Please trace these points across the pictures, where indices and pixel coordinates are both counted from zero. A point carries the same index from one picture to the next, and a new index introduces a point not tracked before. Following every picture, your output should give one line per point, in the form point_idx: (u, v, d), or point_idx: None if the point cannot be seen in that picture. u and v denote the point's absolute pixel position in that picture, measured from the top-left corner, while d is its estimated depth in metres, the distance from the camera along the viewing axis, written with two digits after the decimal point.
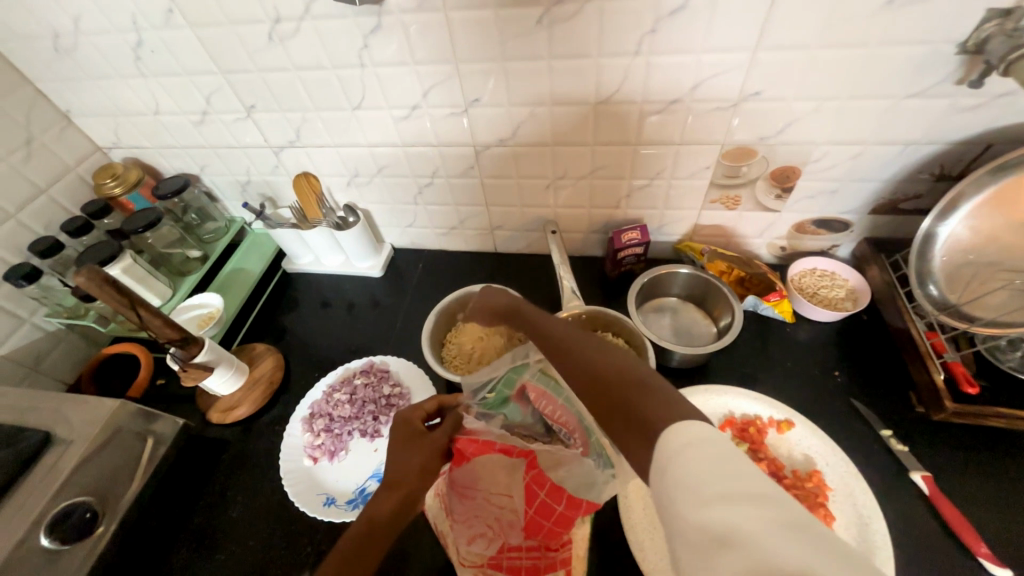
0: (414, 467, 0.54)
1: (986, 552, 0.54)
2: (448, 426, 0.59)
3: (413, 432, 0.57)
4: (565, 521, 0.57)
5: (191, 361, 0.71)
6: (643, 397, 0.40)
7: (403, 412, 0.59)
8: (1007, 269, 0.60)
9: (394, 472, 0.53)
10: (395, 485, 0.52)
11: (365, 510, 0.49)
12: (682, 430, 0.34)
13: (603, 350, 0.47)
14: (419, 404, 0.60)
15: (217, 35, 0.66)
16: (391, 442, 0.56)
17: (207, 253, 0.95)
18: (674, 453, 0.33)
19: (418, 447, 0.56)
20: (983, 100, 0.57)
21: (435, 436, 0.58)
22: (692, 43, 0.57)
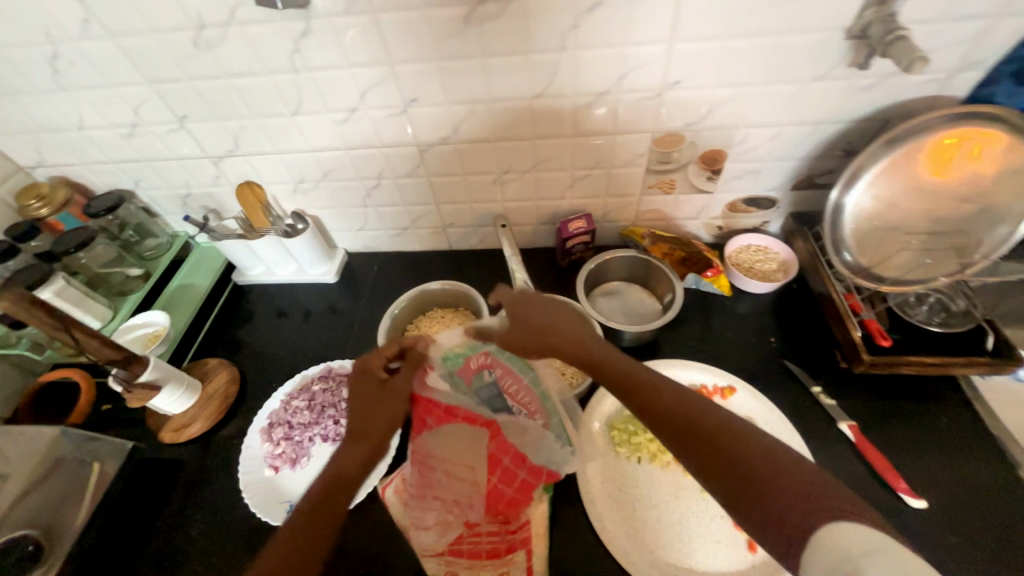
0: (381, 418, 0.58)
1: (903, 486, 0.61)
2: (409, 368, 0.61)
3: (377, 383, 0.60)
4: (526, 488, 0.62)
5: (135, 382, 0.68)
6: (785, 481, 0.41)
7: (362, 360, 0.61)
8: (905, 232, 0.68)
9: (361, 426, 0.57)
10: (362, 436, 0.56)
11: (334, 463, 0.53)
12: (850, 533, 0.37)
13: (709, 409, 0.48)
14: (380, 351, 0.61)
15: (139, 43, 0.64)
16: (359, 395, 0.59)
17: (149, 271, 0.92)
18: (853, 560, 0.35)
19: (383, 396, 0.59)
20: (874, 80, 0.62)
21: (397, 382, 0.60)
22: (613, 37, 0.60)
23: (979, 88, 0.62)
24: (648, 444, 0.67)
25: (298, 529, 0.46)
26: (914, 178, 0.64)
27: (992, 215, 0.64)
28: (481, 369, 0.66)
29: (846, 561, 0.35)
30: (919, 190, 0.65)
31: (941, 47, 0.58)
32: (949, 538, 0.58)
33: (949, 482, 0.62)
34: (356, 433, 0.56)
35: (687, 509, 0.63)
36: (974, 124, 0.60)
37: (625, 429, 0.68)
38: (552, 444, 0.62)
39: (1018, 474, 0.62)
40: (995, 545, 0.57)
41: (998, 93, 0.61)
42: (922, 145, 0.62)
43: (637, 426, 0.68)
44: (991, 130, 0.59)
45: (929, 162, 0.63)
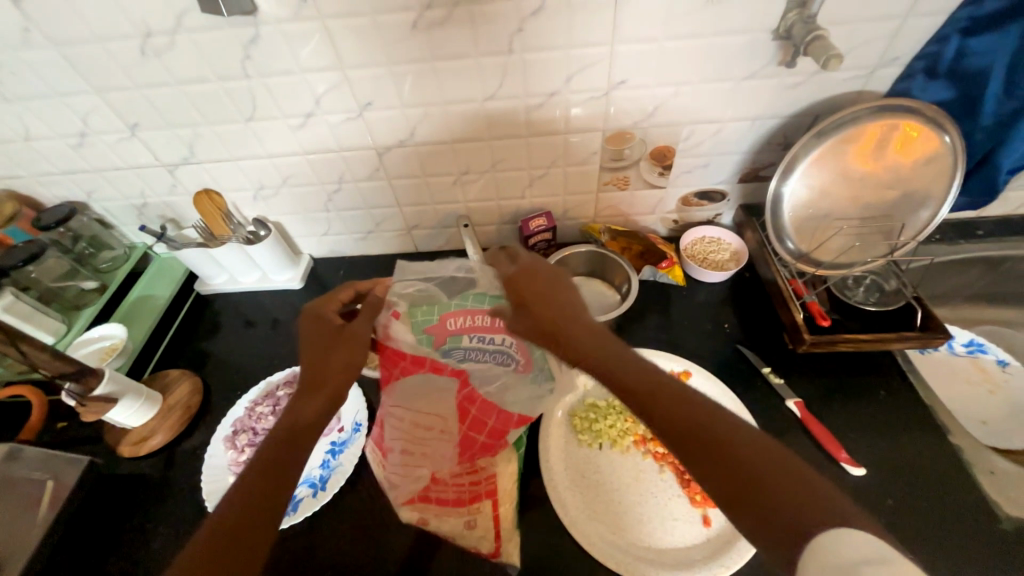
0: (337, 364, 0.56)
1: (845, 456, 0.65)
2: (366, 311, 0.60)
3: (332, 328, 0.58)
4: (498, 433, 0.61)
5: (90, 395, 0.67)
6: (789, 488, 0.37)
7: (315, 307, 0.61)
8: (838, 218, 0.74)
9: (317, 373, 0.56)
10: (318, 385, 0.55)
11: (289, 415, 0.52)
12: (850, 543, 0.33)
13: (708, 407, 0.44)
14: (336, 298, 0.62)
15: (83, 52, 0.64)
16: (319, 340, 0.58)
17: (105, 284, 0.91)
18: (855, 567, 0.31)
19: (340, 342, 0.57)
20: (803, 77, 0.67)
21: (354, 325, 0.59)
22: (557, 40, 0.63)
23: (898, 82, 0.67)
24: (609, 429, 0.69)
25: (252, 479, 0.46)
26: (843, 167, 0.70)
27: (914, 199, 0.71)
28: (458, 327, 0.60)
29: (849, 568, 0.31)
30: (848, 178, 0.71)
31: (860, 45, 0.63)
32: (885, 501, 0.63)
33: (885, 451, 0.67)
34: (313, 384, 0.55)
35: (647, 490, 0.65)
36: (896, 116, 0.65)
37: (586, 417, 0.71)
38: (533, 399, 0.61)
39: (947, 439, 0.67)
40: (926, 506, 0.62)
41: (913, 87, 0.66)
42: (848, 136, 0.68)
43: (598, 413, 0.71)
44: (913, 122, 0.64)
45: (855, 152, 0.69)
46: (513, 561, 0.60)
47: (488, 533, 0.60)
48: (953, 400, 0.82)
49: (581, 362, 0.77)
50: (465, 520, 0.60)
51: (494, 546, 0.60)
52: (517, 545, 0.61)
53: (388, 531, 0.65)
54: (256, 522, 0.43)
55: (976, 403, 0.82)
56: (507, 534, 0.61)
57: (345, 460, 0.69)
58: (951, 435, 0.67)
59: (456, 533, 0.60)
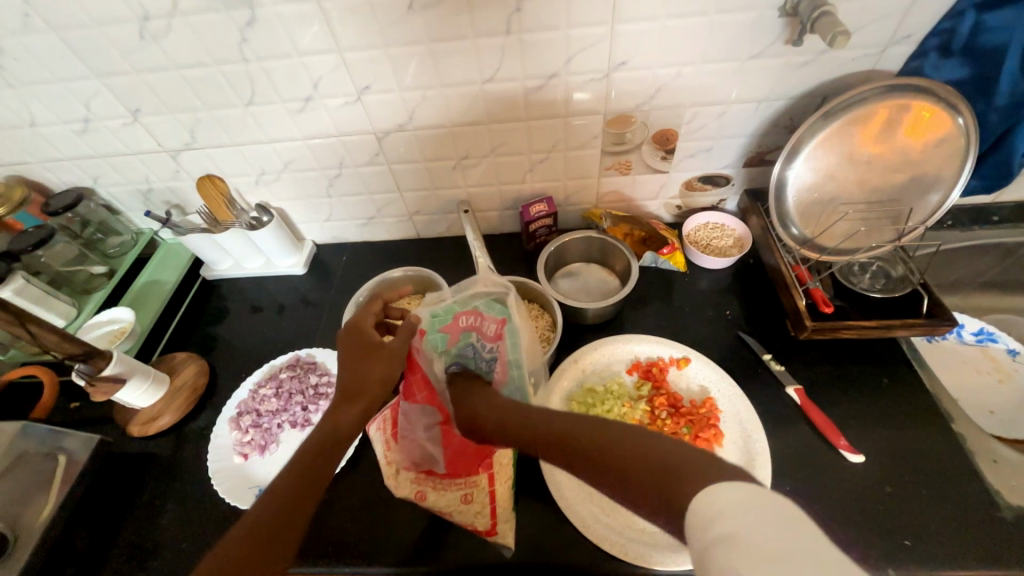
0: (375, 379, 0.57)
1: (844, 443, 0.65)
2: (403, 331, 0.59)
3: (370, 342, 0.59)
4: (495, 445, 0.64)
5: (99, 375, 0.69)
6: (651, 464, 0.41)
7: (354, 320, 0.61)
8: (843, 203, 0.72)
9: (355, 385, 0.56)
10: (357, 397, 0.56)
11: (330, 420, 0.54)
12: (719, 493, 0.35)
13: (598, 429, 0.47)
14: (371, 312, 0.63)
15: (83, 36, 0.64)
16: (350, 353, 0.58)
17: (113, 268, 0.92)
18: (721, 522, 0.33)
19: (379, 357, 0.58)
20: (810, 56, 0.65)
21: (393, 342, 0.58)
22: (556, 20, 0.62)
23: (911, 60, 0.65)
24: (607, 414, 0.69)
25: (289, 485, 0.48)
26: (850, 151, 0.68)
27: (923, 183, 0.69)
28: (468, 326, 0.61)
29: (715, 522, 0.33)
30: (854, 162, 0.69)
31: (870, 22, 0.61)
32: (883, 488, 0.62)
33: (886, 439, 0.66)
34: (350, 393, 0.56)
35: None
36: (908, 97, 0.63)
37: (584, 402, 0.71)
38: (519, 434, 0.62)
39: (950, 427, 0.66)
40: (924, 493, 0.62)
41: (926, 65, 0.64)
42: (857, 118, 0.66)
43: (596, 398, 0.71)
44: (925, 103, 0.62)
45: (863, 135, 0.67)
46: (508, 541, 0.61)
47: (484, 508, 0.62)
48: (960, 389, 0.80)
49: (580, 348, 0.77)
50: (462, 494, 0.62)
51: (489, 522, 0.61)
52: (511, 528, 0.62)
53: (387, 510, 0.67)
54: (286, 534, 0.45)
55: (984, 392, 0.80)
56: (503, 511, 0.62)
57: None
58: (954, 423, 0.67)
59: (453, 509, 0.62)
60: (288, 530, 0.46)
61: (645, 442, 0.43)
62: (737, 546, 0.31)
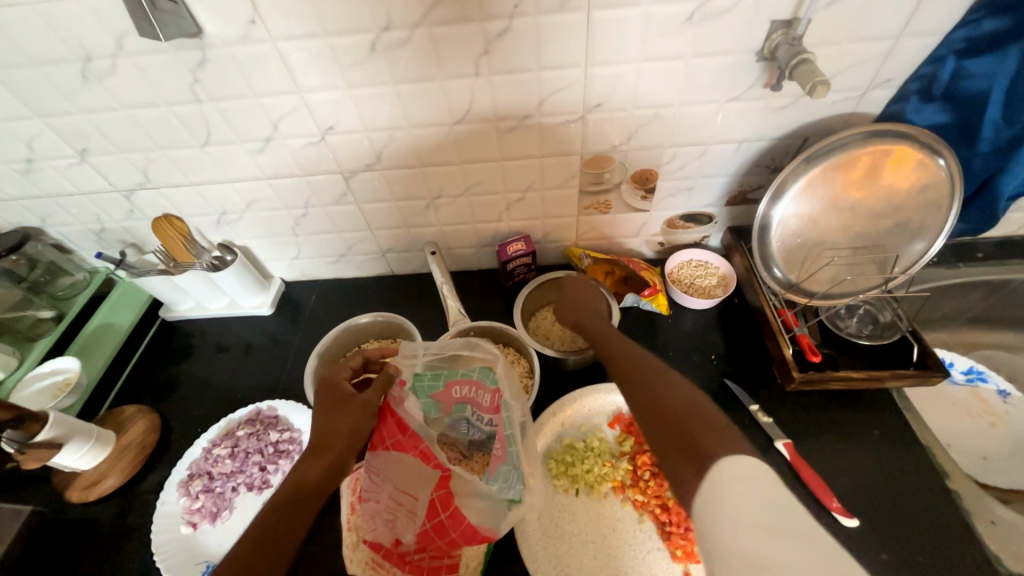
0: (344, 430, 0.54)
1: (837, 505, 0.61)
2: (380, 382, 0.58)
3: (343, 393, 0.57)
4: (469, 536, 0.53)
5: (32, 442, 0.63)
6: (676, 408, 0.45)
7: (328, 374, 0.60)
8: (829, 247, 0.70)
9: (322, 437, 0.53)
10: (324, 448, 0.52)
11: (294, 474, 0.50)
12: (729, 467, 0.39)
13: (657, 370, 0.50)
14: (346, 365, 0.61)
15: (20, 76, 0.59)
16: (320, 406, 0.56)
17: (62, 312, 0.86)
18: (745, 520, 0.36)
19: (349, 409, 0.56)
20: (790, 99, 0.63)
21: (365, 395, 0.57)
22: (528, 62, 0.59)
23: (891, 104, 0.63)
24: (586, 475, 0.65)
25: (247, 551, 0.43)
26: (835, 195, 0.66)
27: (908, 229, 0.67)
28: (462, 397, 0.60)
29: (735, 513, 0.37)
30: (837, 207, 0.67)
31: (848, 67, 0.59)
32: (880, 556, 0.59)
33: (879, 496, 0.63)
34: (319, 445, 0.53)
35: (623, 542, 0.62)
36: (890, 142, 0.61)
37: (563, 460, 0.66)
38: (496, 516, 0.54)
39: (945, 484, 0.63)
40: (923, 561, 0.58)
41: (907, 109, 0.62)
42: (839, 162, 0.64)
43: (575, 456, 0.66)
44: (906, 149, 0.61)
45: (846, 179, 0.65)
46: None
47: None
48: (951, 435, 0.77)
49: (559, 400, 0.72)
50: None
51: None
52: None
53: None
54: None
55: (977, 437, 0.78)
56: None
57: None
58: (950, 480, 0.63)
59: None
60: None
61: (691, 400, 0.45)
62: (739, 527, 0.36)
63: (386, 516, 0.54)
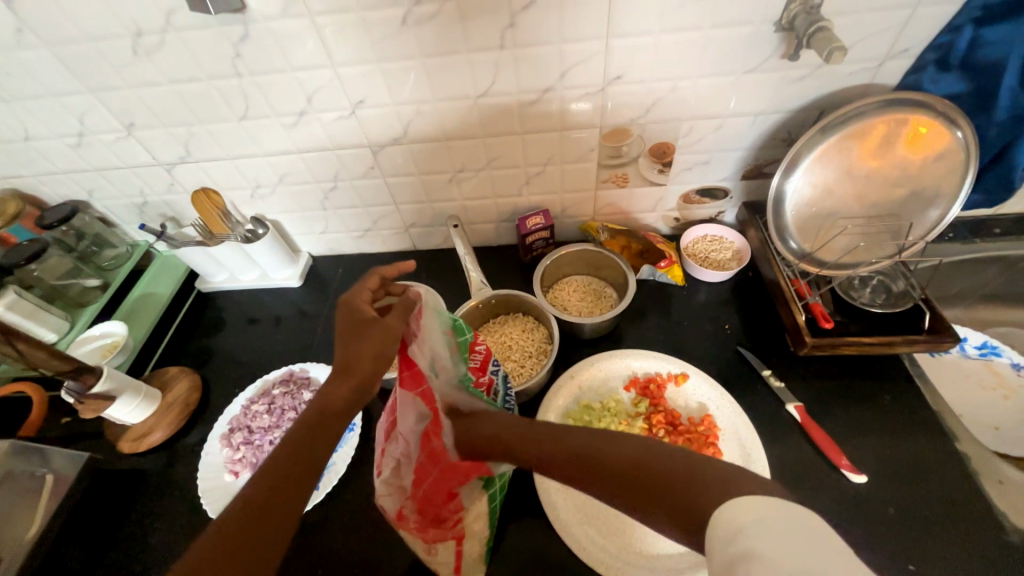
0: (367, 357, 0.51)
1: (845, 463, 0.64)
2: (400, 309, 0.54)
3: (365, 317, 0.53)
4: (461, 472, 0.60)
5: (88, 392, 0.68)
6: (674, 477, 0.38)
7: (348, 296, 0.54)
8: (843, 217, 0.72)
9: (345, 360, 0.51)
10: (346, 375, 0.50)
11: (318, 397, 0.49)
12: (746, 503, 0.33)
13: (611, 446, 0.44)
14: (366, 284, 0.55)
15: (76, 52, 0.64)
16: (339, 328, 0.52)
17: (108, 281, 0.91)
18: (744, 535, 0.32)
19: (375, 336, 0.52)
20: (807, 71, 0.64)
21: (388, 320, 0.53)
22: (551, 35, 0.61)
23: (908, 74, 0.64)
24: None
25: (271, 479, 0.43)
26: (849, 165, 0.68)
27: (922, 197, 0.68)
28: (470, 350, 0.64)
29: (739, 535, 0.32)
30: (853, 175, 0.69)
31: (865, 37, 0.60)
32: (888, 511, 0.61)
33: (888, 457, 0.65)
34: (343, 368, 0.51)
35: None
36: (906, 111, 0.62)
37: (580, 419, 0.70)
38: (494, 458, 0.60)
39: (954, 447, 0.65)
40: (930, 516, 0.60)
41: (923, 79, 0.63)
42: (854, 131, 0.65)
43: (592, 415, 0.70)
44: (922, 117, 0.62)
45: (861, 148, 0.66)
46: None
47: (447, 564, 0.60)
48: (963, 405, 0.79)
49: (577, 364, 0.76)
50: (426, 545, 0.60)
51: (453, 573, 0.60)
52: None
53: (380, 531, 0.66)
54: (252, 560, 0.39)
55: (989, 408, 0.79)
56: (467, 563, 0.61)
57: (338, 458, 0.69)
58: (959, 443, 0.65)
59: (416, 547, 0.61)
60: (241, 571, 0.38)
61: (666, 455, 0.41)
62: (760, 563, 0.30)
63: (392, 466, 0.62)
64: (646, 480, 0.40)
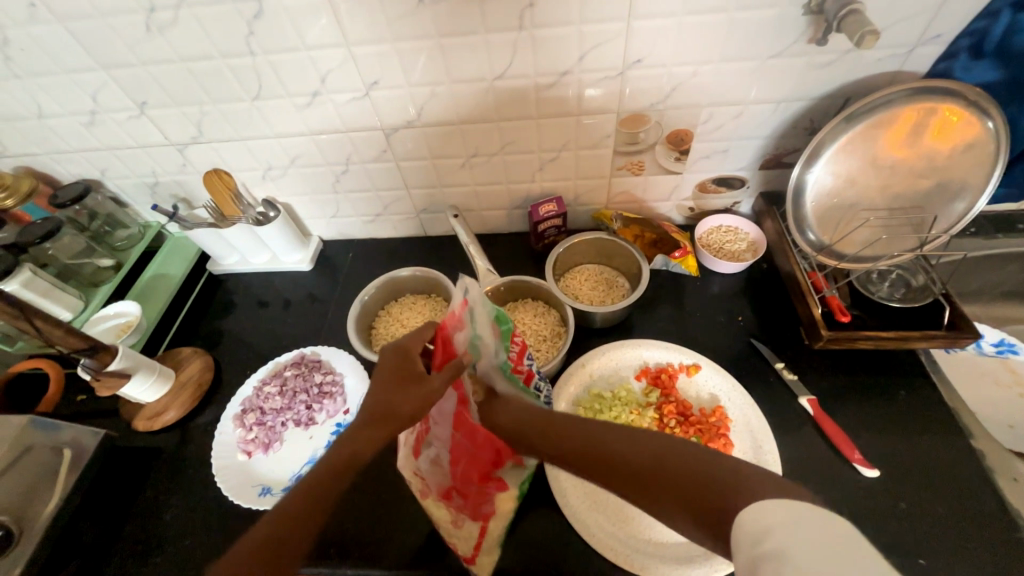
0: (408, 412, 0.52)
1: (858, 457, 0.63)
2: (450, 369, 0.56)
3: (414, 373, 0.54)
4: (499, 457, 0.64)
5: (104, 370, 0.69)
6: (697, 479, 0.40)
7: (403, 341, 0.57)
8: (864, 209, 0.70)
9: (387, 408, 0.52)
10: (384, 423, 0.50)
11: (348, 441, 0.49)
12: (771, 506, 0.35)
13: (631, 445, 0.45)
14: (420, 335, 0.58)
15: (89, 28, 0.63)
16: (388, 376, 0.54)
17: (120, 262, 0.92)
18: (770, 534, 0.34)
19: (418, 390, 0.53)
20: (834, 56, 0.62)
21: (435, 379, 0.54)
22: (571, 16, 0.60)
23: (939, 62, 0.62)
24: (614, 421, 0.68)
25: (298, 510, 0.43)
26: (874, 155, 0.66)
27: (948, 190, 0.67)
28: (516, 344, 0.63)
29: (763, 533, 0.34)
30: (876, 166, 0.67)
31: (898, 21, 0.58)
32: (899, 505, 0.61)
33: (901, 453, 0.65)
34: (382, 416, 0.51)
35: None
36: (937, 99, 0.60)
37: (591, 407, 0.70)
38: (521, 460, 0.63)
39: (969, 443, 0.64)
40: (942, 512, 0.60)
41: (955, 67, 0.61)
42: (881, 120, 0.63)
43: (603, 404, 0.70)
44: (954, 106, 0.60)
45: (887, 138, 0.65)
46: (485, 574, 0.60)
47: (469, 539, 0.60)
48: (979, 402, 0.78)
49: (588, 353, 0.75)
50: (453, 518, 0.61)
51: (472, 551, 0.60)
52: (491, 564, 0.60)
53: (391, 513, 0.67)
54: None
55: (1005, 406, 0.78)
56: (490, 543, 0.61)
57: None
58: (974, 440, 0.65)
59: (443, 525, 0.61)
60: None
61: (688, 454, 0.42)
62: (787, 564, 0.31)
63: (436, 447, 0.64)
64: (667, 479, 0.41)
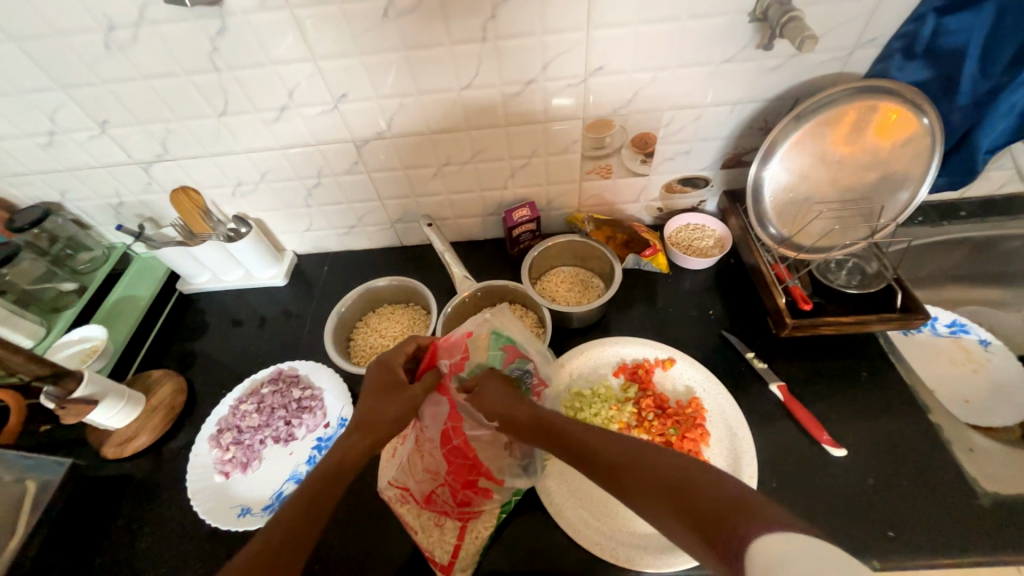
0: (390, 418, 0.56)
1: (826, 438, 0.66)
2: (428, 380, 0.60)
3: (395, 382, 0.58)
4: (476, 470, 0.63)
5: (69, 397, 0.67)
6: (704, 501, 0.41)
7: (386, 356, 0.61)
8: (818, 202, 0.75)
9: (371, 417, 0.55)
10: (368, 431, 0.54)
11: (338, 449, 0.53)
12: (771, 531, 0.35)
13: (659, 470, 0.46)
14: (401, 348, 0.62)
15: (45, 48, 0.62)
16: (372, 388, 0.58)
17: (84, 285, 0.89)
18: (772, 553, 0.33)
19: (399, 398, 0.57)
20: (781, 60, 0.66)
21: (415, 389, 0.59)
22: (532, 26, 0.62)
23: (878, 62, 0.67)
24: (594, 418, 0.70)
25: (292, 518, 0.46)
26: (823, 150, 0.70)
27: (893, 181, 0.71)
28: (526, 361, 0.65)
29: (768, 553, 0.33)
30: (826, 161, 0.71)
31: (835, 27, 0.62)
32: (867, 481, 0.64)
33: (865, 430, 0.68)
34: (364, 424, 0.55)
35: None
36: (876, 98, 0.65)
37: (571, 406, 0.71)
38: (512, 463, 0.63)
39: (927, 417, 0.68)
40: (906, 485, 0.63)
41: (891, 67, 0.66)
42: (828, 118, 0.67)
43: (583, 402, 0.71)
44: (892, 104, 0.64)
45: (834, 135, 0.69)
46: None
47: (447, 547, 0.61)
48: (937, 380, 0.82)
49: (566, 353, 0.77)
50: (434, 523, 0.63)
51: (448, 559, 0.60)
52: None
53: (377, 524, 0.66)
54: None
55: (962, 382, 0.82)
56: (466, 556, 0.61)
57: None
58: (932, 415, 0.68)
59: (423, 533, 0.62)
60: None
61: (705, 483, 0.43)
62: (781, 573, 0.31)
63: (421, 455, 0.64)
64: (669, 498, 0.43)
